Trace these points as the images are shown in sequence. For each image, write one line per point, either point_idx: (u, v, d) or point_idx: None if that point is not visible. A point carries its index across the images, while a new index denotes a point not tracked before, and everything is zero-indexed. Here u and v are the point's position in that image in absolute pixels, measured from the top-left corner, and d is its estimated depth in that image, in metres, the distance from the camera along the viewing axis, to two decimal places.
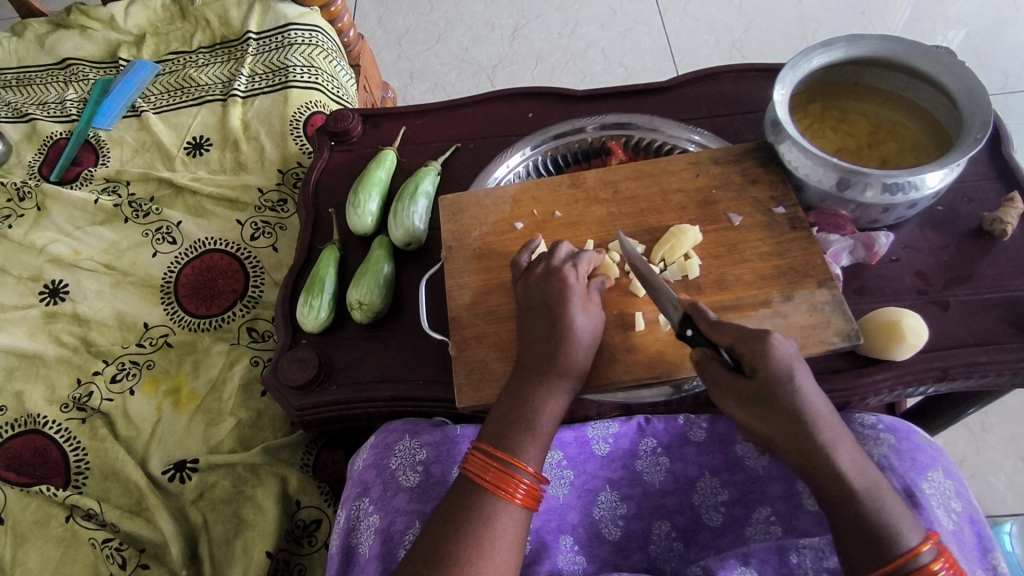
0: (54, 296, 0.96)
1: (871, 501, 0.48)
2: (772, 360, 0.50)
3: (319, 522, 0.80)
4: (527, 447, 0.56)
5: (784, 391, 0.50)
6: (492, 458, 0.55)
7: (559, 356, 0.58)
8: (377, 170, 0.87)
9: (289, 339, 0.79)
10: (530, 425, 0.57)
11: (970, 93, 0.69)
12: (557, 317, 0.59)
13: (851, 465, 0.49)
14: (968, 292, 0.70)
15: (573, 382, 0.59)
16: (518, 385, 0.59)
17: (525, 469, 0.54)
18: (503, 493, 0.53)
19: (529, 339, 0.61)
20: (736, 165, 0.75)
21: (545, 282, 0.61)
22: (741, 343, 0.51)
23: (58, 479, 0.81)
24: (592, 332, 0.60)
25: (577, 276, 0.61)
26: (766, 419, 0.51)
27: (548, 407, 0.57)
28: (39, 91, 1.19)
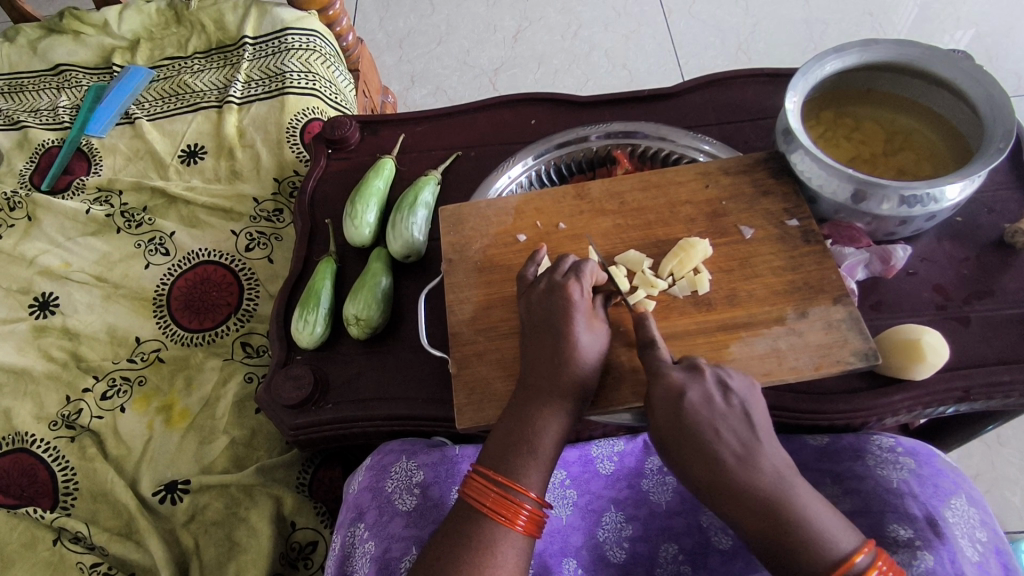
0: (44, 310, 0.93)
1: (790, 528, 0.44)
2: (661, 395, 0.50)
3: (315, 544, 0.77)
4: (529, 472, 0.53)
5: (685, 425, 0.48)
6: (492, 482, 0.52)
7: (562, 376, 0.55)
8: (375, 180, 0.84)
9: (283, 355, 0.76)
10: (532, 449, 0.53)
11: (991, 100, 0.67)
12: (560, 335, 0.56)
13: (768, 489, 0.46)
14: (989, 308, 0.67)
15: (578, 403, 0.56)
16: (519, 407, 0.56)
17: (528, 494, 0.51)
18: (504, 519, 0.51)
19: (530, 358, 0.58)
20: (746, 175, 0.73)
21: (547, 298, 0.58)
22: (649, 383, 0.52)
23: (46, 500, 0.79)
24: (598, 350, 0.57)
25: (582, 291, 0.58)
26: (677, 459, 0.49)
27: (551, 429, 0.54)
28: (31, 98, 1.16)
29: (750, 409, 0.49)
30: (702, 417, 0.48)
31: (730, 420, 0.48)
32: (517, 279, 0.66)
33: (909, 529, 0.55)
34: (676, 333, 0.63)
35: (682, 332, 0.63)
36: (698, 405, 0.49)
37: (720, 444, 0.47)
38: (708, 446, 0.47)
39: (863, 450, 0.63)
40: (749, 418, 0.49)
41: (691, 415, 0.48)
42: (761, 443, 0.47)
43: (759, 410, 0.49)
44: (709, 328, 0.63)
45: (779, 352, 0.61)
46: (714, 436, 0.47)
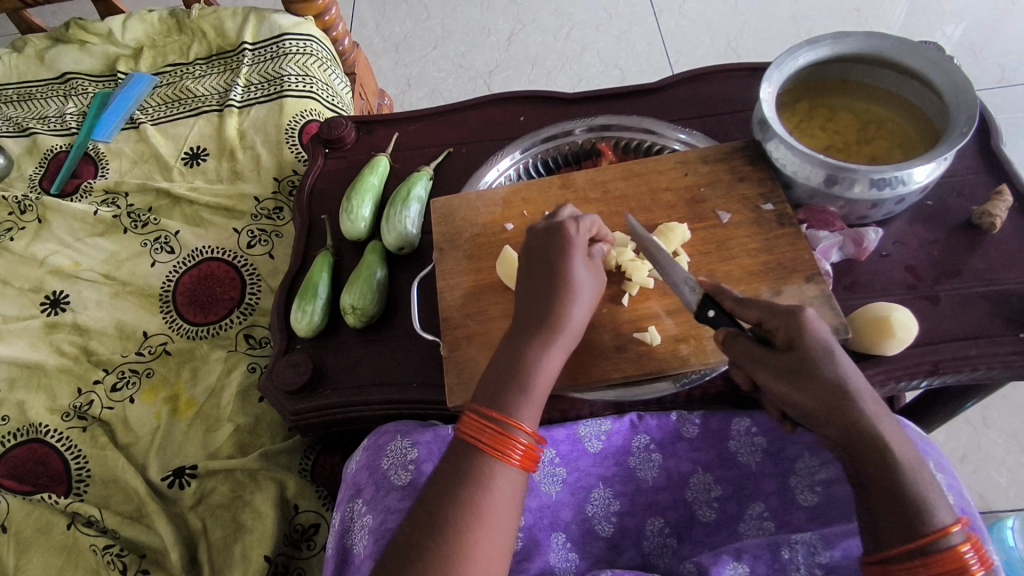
0: (55, 307, 0.97)
1: (915, 470, 0.48)
2: (809, 333, 0.51)
3: (318, 526, 0.80)
4: (522, 406, 0.55)
5: (826, 363, 0.51)
6: (488, 419, 0.54)
7: (558, 311, 0.58)
8: (370, 177, 0.87)
9: (284, 344, 0.80)
10: (525, 383, 0.56)
11: (955, 86, 0.70)
12: (559, 271, 0.59)
13: (896, 434, 0.49)
14: (956, 286, 0.70)
15: (568, 340, 0.59)
16: (515, 342, 0.58)
17: (522, 428, 0.54)
18: (500, 455, 0.53)
19: (529, 293, 0.60)
20: (724, 163, 0.76)
21: (548, 236, 0.62)
22: (775, 317, 0.53)
23: (60, 487, 0.82)
24: (589, 293, 0.60)
25: (580, 230, 0.62)
26: (807, 392, 0.51)
27: (545, 364, 0.57)
28: (39, 105, 1.20)
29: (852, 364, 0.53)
30: (847, 363, 0.51)
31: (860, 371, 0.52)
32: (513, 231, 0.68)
33: None
34: (656, 314, 0.66)
35: (661, 311, 0.66)
36: (842, 353, 0.52)
37: (866, 387, 0.51)
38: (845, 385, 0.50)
39: None
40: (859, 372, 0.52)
41: (838, 357, 0.51)
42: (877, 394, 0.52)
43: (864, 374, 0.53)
44: (688, 307, 0.66)
45: None
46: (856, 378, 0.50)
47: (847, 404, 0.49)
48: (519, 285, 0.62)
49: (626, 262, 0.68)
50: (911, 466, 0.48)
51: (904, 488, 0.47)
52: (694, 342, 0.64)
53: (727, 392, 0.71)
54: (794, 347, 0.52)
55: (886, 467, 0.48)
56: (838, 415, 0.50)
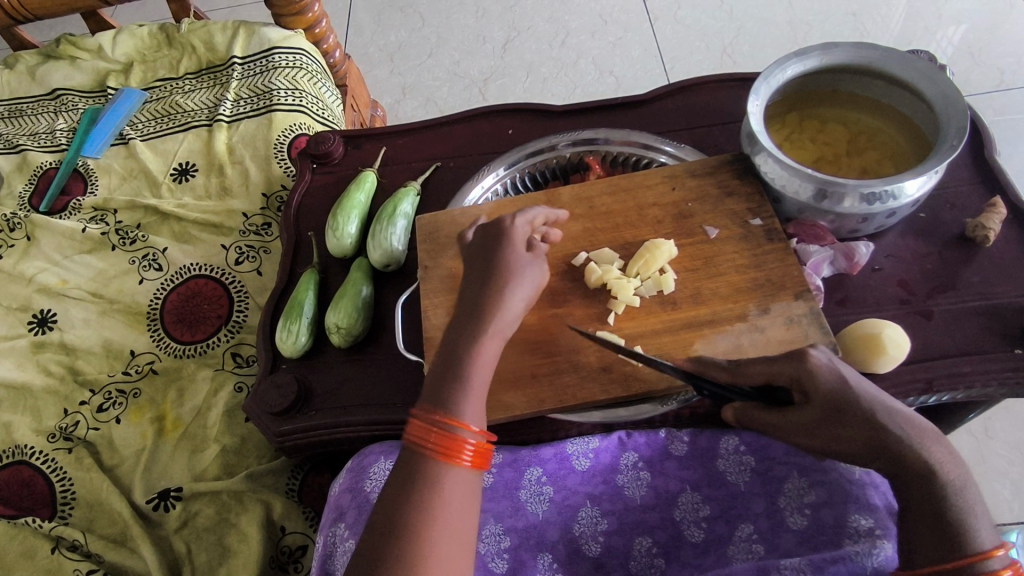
0: (43, 326, 0.97)
1: (961, 495, 0.47)
2: (821, 378, 0.51)
3: (305, 548, 0.79)
4: (464, 401, 0.54)
5: (851, 400, 0.50)
6: (430, 420, 0.52)
7: (492, 301, 0.58)
8: (357, 193, 0.87)
9: (269, 364, 0.79)
10: (463, 377, 0.55)
11: (945, 98, 0.68)
12: (494, 264, 0.61)
13: (941, 458, 0.48)
14: (950, 301, 0.68)
15: (503, 330, 0.58)
16: (451, 337, 0.58)
17: (468, 427, 0.52)
18: (446, 456, 0.51)
19: (466, 291, 0.61)
20: (712, 177, 0.74)
21: (485, 236, 0.64)
22: (779, 363, 0.54)
23: (45, 510, 0.82)
24: (532, 280, 0.61)
25: (517, 224, 0.64)
26: (840, 435, 0.50)
27: (481, 355, 0.56)
28: (30, 122, 1.20)
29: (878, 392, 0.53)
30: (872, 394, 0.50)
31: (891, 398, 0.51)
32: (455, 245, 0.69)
33: (870, 518, 0.58)
34: (642, 333, 0.65)
35: (647, 331, 0.65)
36: (862, 384, 0.51)
37: (900, 411, 0.49)
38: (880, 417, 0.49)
39: None
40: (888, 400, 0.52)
41: (862, 390, 0.50)
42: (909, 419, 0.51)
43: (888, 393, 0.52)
44: (674, 326, 0.65)
45: (740, 348, 0.62)
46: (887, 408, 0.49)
47: (881, 432, 0.48)
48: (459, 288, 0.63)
49: (614, 275, 0.67)
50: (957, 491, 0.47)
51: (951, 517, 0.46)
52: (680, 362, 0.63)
53: (715, 412, 0.70)
54: (810, 397, 0.51)
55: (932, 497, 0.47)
56: (874, 450, 0.49)
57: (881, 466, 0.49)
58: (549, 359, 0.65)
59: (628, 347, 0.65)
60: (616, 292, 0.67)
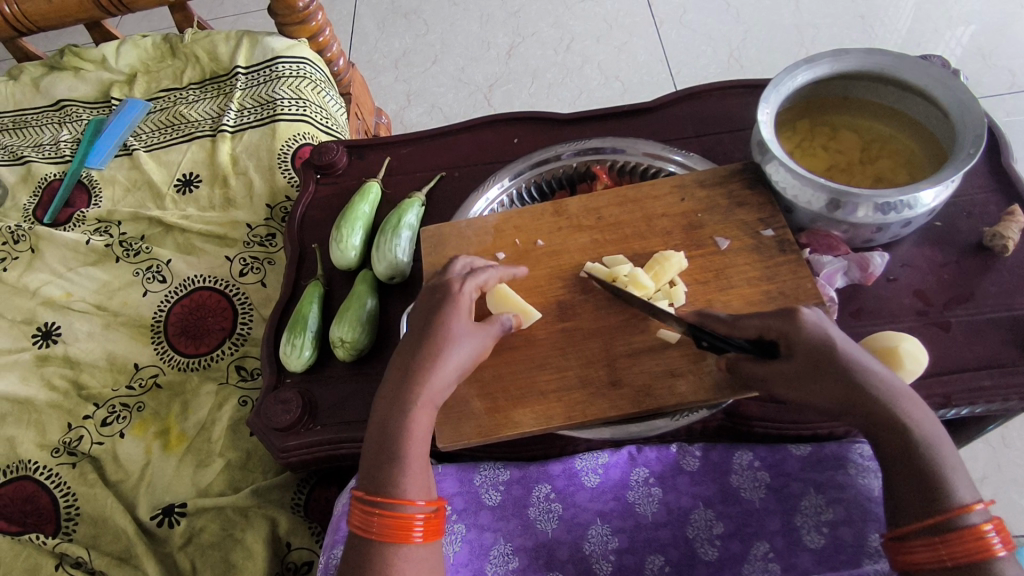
0: (47, 339, 0.96)
1: (938, 448, 0.49)
2: (807, 336, 0.52)
3: (310, 564, 0.78)
4: (400, 480, 0.53)
5: (833, 360, 0.51)
6: (373, 505, 0.53)
7: (421, 373, 0.56)
8: (361, 205, 0.86)
9: (273, 378, 0.78)
10: (398, 457, 0.54)
11: (961, 105, 0.67)
12: (428, 330, 0.58)
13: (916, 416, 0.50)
14: (969, 312, 0.67)
15: (433, 400, 0.56)
16: (382, 410, 0.57)
17: (410, 505, 0.53)
18: (395, 538, 0.52)
19: (399, 357, 0.59)
20: (722, 187, 0.73)
21: (430, 296, 0.62)
22: (773, 322, 0.54)
23: (50, 526, 0.81)
24: (467, 349, 0.58)
25: (464, 286, 0.62)
26: (819, 391, 0.51)
27: (413, 430, 0.55)
28: (34, 133, 1.20)
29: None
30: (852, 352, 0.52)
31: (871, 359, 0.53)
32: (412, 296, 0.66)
33: None
34: (653, 349, 0.64)
35: (658, 345, 0.64)
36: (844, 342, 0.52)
37: (880, 375, 0.51)
38: (860, 376, 0.51)
39: (845, 459, 0.64)
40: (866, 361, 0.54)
41: (844, 350, 0.52)
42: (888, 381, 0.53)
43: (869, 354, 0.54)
44: (686, 340, 0.64)
45: None
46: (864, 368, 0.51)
47: (858, 393, 0.50)
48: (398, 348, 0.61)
49: (626, 283, 0.66)
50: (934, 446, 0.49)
51: (929, 468, 0.48)
52: (692, 378, 0.61)
53: (728, 425, 0.67)
54: (797, 352, 0.52)
55: (909, 450, 0.49)
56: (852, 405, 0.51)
57: (861, 422, 0.51)
58: (558, 374, 0.64)
59: (638, 363, 0.63)
60: (629, 286, 0.65)
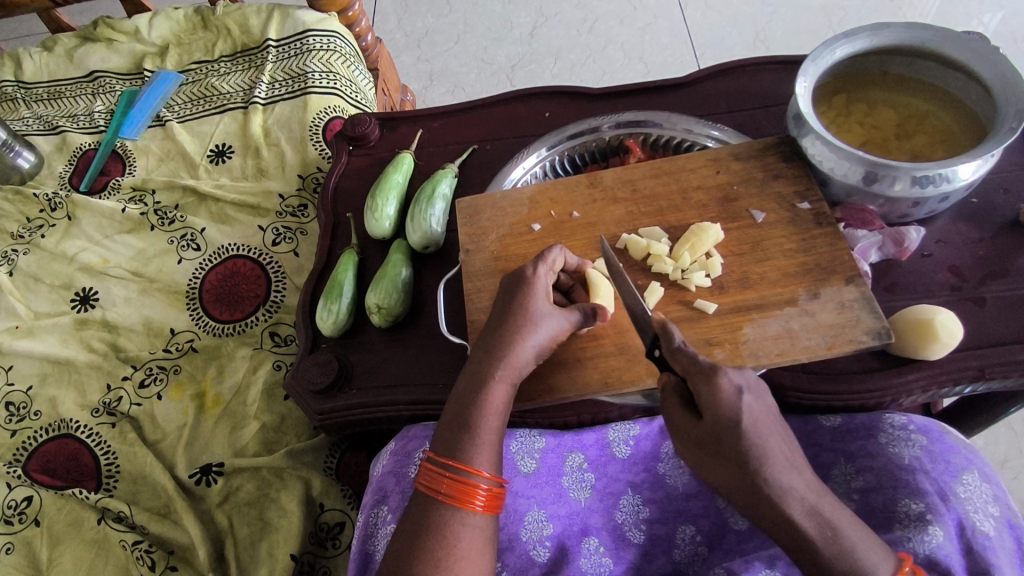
0: (85, 304, 0.98)
1: (835, 540, 0.47)
2: (718, 407, 0.49)
3: (343, 525, 0.80)
4: (475, 450, 0.55)
5: (734, 437, 0.48)
6: (444, 468, 0.54)
7: (503, 348, 0.58)
8: (394, 175, 0.87)
9: (309, 342, 0.79)
10: (473, 426, 0.55)
11: (1004, 79, 0.66)
12: (511, 308, 0.59)
13: (816, 504, 0.48)
14: (1004, 287, 0.67)
15: (512, 374, 0.58)
16: (463, 381, 0.58)
17: (479, 474, 0.54)
18: (461, 502, 0.53)
19: (484, 334, 0.60)
20: (758, 160, 0.73)
21: (509, 278, 0.62)
22: (694, 382, 0.51)
23: (90, 482, 0.83)
24: (552, 333, 0.60)
25: (539, 270, 0.61)
26: (716, 467, 0.50)
27: (489, 403, 0.56)
28: (68, 104, 1.22)
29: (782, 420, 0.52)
30: (758, 428, 0.49)
31: (781, 436, 0.49)
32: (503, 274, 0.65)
33: (920, 503, 0.56)
34: (689, 318, 0.65)
35: (695, 315, 0.65)
36: (755, 417, 0.49)
37: (777, 459, 0.48)
38: (758, 458, 0.48)
39: (876, 429, 0.63)
40: (784, 430, 0.51)
41: (748, 429, 0.48)
42: (800, 460, 0.50)
43: (770, 410, 0.51)
44: (722, 310, 0.64)
45: (791, 333, 0.62)
46: (769, 447, 0.49)
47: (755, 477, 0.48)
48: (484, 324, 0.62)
49: (669, 253, 0.68)
50: (828, 539, 0.47)
51: (820, 559, 0.47)
52: (729, 347, 0.62)
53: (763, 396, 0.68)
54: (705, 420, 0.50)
55: (801, 544, 0.48)
56: (744, 492, 0.49)
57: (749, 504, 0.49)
58: (595, 342, 0.65)
59: (676, 332, 0.64)
60: (650, 261, 0.68)
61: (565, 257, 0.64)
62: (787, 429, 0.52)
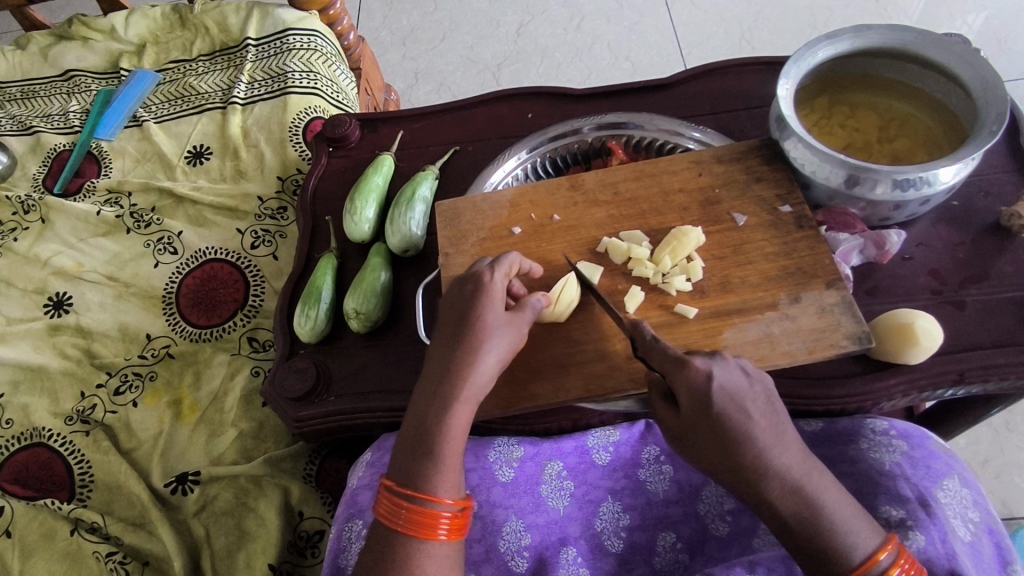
0: (58, 309, 0.96)
1: (813, 521, 0.46)
2: (692, 386, 0.49)
3: (322, 533, 0.79)
4: (436, 477, 0.53)
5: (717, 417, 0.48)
6: (402, 498, 0.53)
7: (463, 364, 0.55)
8: (374, 176, 0.85)
9: (287, 349, 0.78)
10: (435, 451, 0.53)
11: (983, 82, 0.66)
12: (463, 321, 0.57)
13: (797, 481, 0.47)
14: (983, 291, 0.67)
15: (475, 391, 0.55)
16: (421, 402, 0.56)
17: (441, 502, 0.52)
18: (423, 534, 0.52)
19: (438, 350, 0.58)
20: (740, 163, 0.73)
21: (460, 290, 0.60)
22: (668, 367, 0.51)
23: (63, 492, 0.82)
24: (510, 342, 0.57)
25: (493, 279, 0.60)
26: (696, 453, 0.51)
27: (452, 425, 0.54)
28: (43, 104, 1.19)
29: (774, 399, 0.50)
30: (734, 408, 0.48)
31: (761, 415, 0.49)
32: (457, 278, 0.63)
33: (901, 509, 0.55)
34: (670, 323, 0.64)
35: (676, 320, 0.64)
36: (730, 396, 0.49)
37: (758, 441, 0.48)
38: (735, 440, 0.48)
39: (857, 434, 0.63)
40: (770, 407, 0.50)
41: (718, 409, 0.48)
42: (789, 438, 0.49)
43: (776, 397, 0.51)
44: (702, 314, 0.64)
45: (771, 337, 0.61)
46: (748, 424, 0.48)
47: (733, 458, 0.48)
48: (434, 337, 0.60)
49: (647, 258, 0.67)
50: (804, 522, 0.46)
51: (800, 542, 0.47)
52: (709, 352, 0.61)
53: None
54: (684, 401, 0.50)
55: (779, 525, 0.48)
56: (724, 474, 0.49)
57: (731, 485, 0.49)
58: (574, 349, 0.64)
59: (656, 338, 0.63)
60: (631, 265, 0.67)
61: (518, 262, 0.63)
62: (776, 404, 0.50)
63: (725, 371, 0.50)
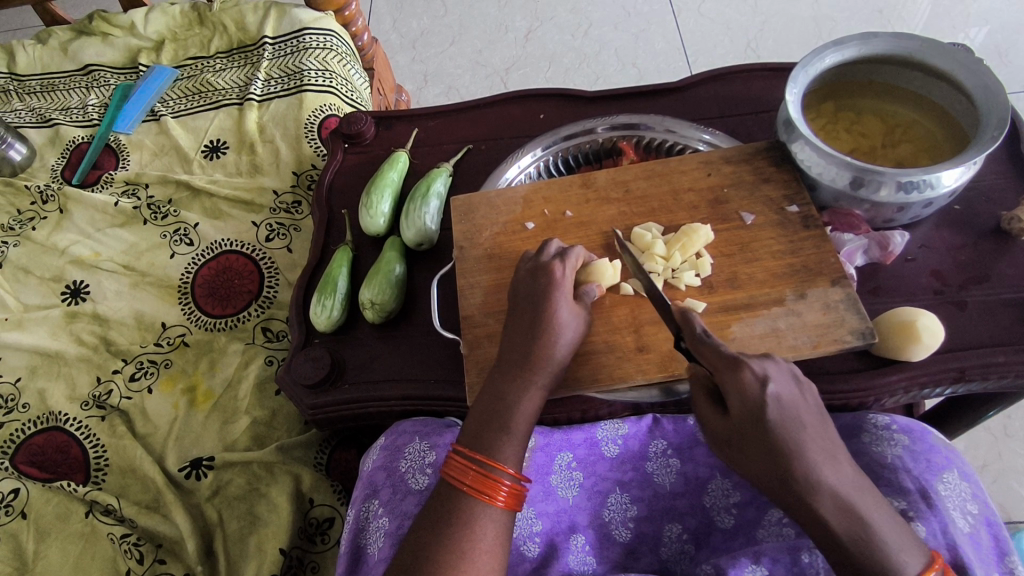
0: (75, 297, 0.98)
1: (864, 538, 0.47)
2: (746, 395, 0.49)
3: (332, 520, 0.80)
4: (506, 449, 0.56)
5: (776, 428, 0.49)
6: (472, 460, 0.55)
7: (540, 349, 0.59)
8: (389, 172, 0.87)
9: (302, 337, 0.80)
10: (508, 425, 0.57)
11: (986, 90, 0.69)
12: (541, 311, 0.60)
13: (850, 497, 0.48)
14: (985, 292, 0.69)
15: (550, 379, 0.59)
16: (499, 383, 0.59)
17: (506, 470, 0.55)
18: (483, 497, 0.54)
19: (513, 336, 0.61)
20: (748, 164, 0.75)
21: (532, 279, 0.62)
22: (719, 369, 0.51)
23: (78, 475, 0.83)
24: (576, 332, 0.61)
25: (565, 271, 0.62)
26: (745, 461, 0.51)
27: (525, 406, 0.58)
28: (62, 97, 1.22)
29: (823, 410, 0.51)
30: (789, 418, 0.49)
31: (817, 429, 0.49)
32: (530, 257, 0.65)
33: (902, 501, 0.57)
34: None
35: (685, 314, 0.66)
36: (785, 404, 0.49)
37: (813, 457, 0.48)
38: (789, 450, 0.48)
39: (860, 428, 0.65)
40: (821, 421, 0.50)
41: (775, 418, 0.49)
42: (840, 451, 0.49)
43: (826, 411, 0.52)
44: (711, 309, 0.66)
45: (777, 332, 0.63)
46: (800, 435, 0.48)
47: (788, 470, 0.48)
48: (505, 321, 0.63)
49: (665, 249, 0.69)
50: (857, 539, 0.47)
51: (850, 559, 0.47)
52: (718, 344, 0.63)
53: None
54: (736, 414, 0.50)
55: (828, 541, 0.48)
56: (772, 483, 0.49)
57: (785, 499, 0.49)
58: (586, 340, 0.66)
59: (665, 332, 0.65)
60: (643, 260, 0.69)
61: (581, 252, 0.65)
62: (827, 419, 0.51)
63: (780, 381, 0.50)
